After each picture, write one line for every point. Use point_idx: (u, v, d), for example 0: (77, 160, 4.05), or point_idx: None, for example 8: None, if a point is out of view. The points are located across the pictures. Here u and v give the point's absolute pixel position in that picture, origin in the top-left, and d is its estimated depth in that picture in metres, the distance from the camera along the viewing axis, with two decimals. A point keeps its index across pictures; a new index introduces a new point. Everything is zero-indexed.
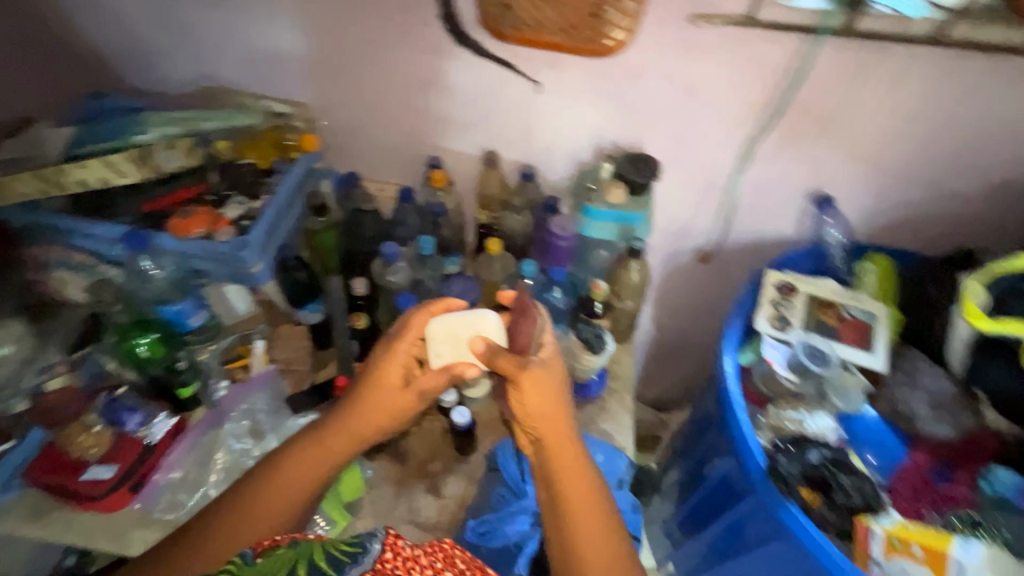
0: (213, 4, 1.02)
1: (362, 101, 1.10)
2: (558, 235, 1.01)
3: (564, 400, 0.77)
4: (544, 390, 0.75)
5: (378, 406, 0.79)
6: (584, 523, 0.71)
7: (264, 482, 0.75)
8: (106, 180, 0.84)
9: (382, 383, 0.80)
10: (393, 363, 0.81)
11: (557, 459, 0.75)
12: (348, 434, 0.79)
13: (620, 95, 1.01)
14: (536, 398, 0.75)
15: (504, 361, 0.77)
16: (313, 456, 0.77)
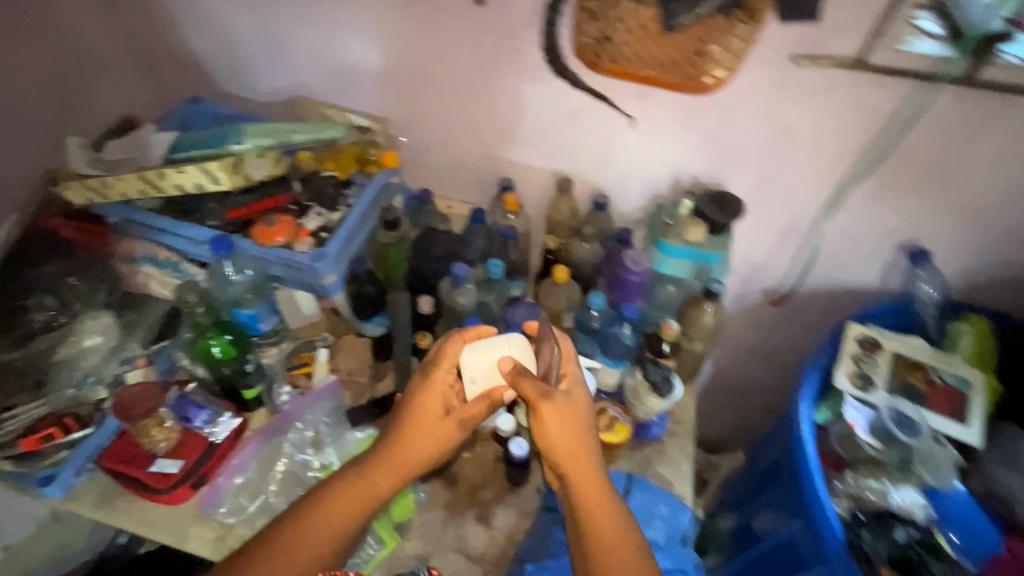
0: (309, 19, 1.05)
1: (441, 119, 1.11)
2: (631, 271, 0.98)
3: (588, 434, 0.76)
4: (568, 419, 0.75)
5: (417, 439, 0.78)
6: (617, 562, 0.68)
7: (305, 513, 0.75)
8: (201, 185, 0.86)
9: (421, 415, 0.79)
10: (430, 393, 0.80)
11: (582, 493, 0.73)
12: (389, 468, 0.77)
13: (707, 131, 0.97)
14: (561, 427, 0.75)
15: (528, 387, 0.77)
16: (353, 492, 0.76)
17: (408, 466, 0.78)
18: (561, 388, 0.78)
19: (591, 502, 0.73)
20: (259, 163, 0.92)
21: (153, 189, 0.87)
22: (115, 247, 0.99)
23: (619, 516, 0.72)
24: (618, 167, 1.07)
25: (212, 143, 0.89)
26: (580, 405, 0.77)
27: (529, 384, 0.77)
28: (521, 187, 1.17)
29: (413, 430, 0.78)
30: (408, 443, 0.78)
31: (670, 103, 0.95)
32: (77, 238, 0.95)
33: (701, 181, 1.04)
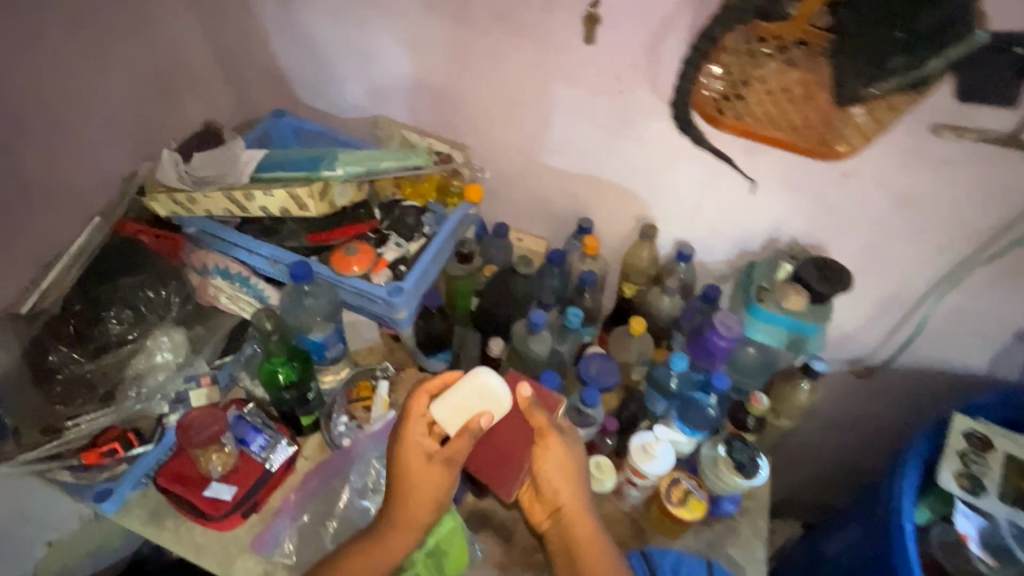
0: (401, 41, 1.02)
1: (525, 153, 1.07)
2: (721, 334, 0.91)
3: (580, 472, 0.80)
4: (567, 456, 0.79)
5: (423, 494, 0.76)
6: None
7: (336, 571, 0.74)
8: (288, 210, 0.83)
9: (416, 471, 0.75)
10: (419, 447, 0.76)
11: (574, 526, 0.79)
12: (404, 525, 0.76)
13: (817, 192, 0.90)
14: (557, 464, 0.78)
15: (535, 417, 0.77)
16: (371, 552, 0.75)
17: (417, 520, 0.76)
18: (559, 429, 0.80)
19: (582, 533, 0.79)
20: (345, 189, 0.88)
21: (239, 208, 0.85)
22: (190, 256, 0.97)
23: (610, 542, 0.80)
24: (709, 219, 1.01)
25: (302, 165, 0.86)
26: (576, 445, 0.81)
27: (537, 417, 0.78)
28: (600, 227, 1.11)
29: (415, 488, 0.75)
30: (412, 499, 0.76)
31: (780, 160, 0.88)
32: (156, 245, 0.95)
33: (800, 241, 0.97)
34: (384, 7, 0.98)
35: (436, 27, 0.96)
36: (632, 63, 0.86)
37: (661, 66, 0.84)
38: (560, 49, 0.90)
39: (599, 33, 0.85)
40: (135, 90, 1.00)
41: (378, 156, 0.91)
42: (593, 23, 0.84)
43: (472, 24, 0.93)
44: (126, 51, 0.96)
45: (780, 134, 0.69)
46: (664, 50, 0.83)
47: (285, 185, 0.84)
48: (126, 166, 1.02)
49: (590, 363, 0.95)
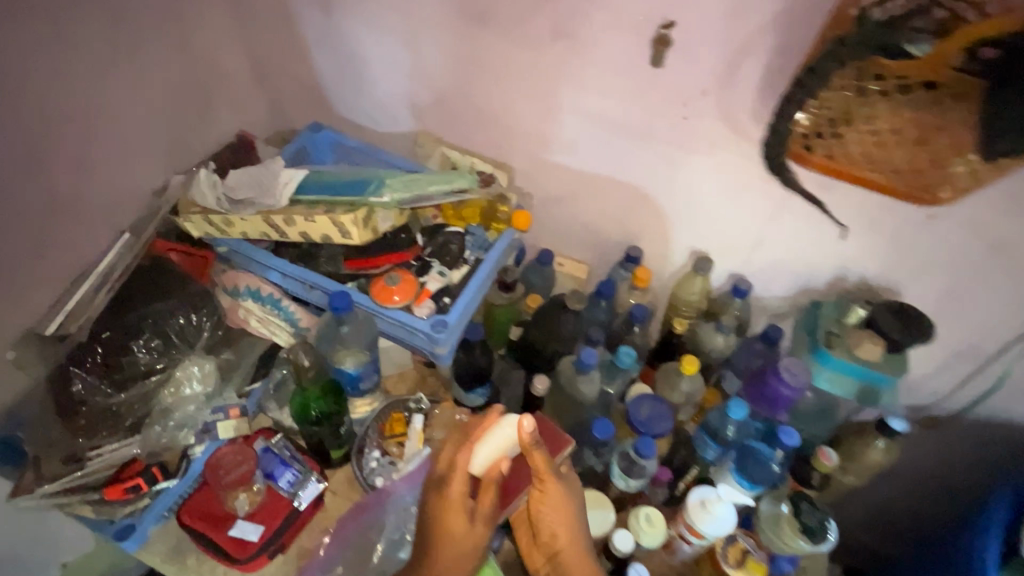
0: (446, 57, 0.96)
1: (572, 176, 1.01)
2: (785, 381, 0.84)
3: (581, 514, 0.73)
4: (567, 498, 0.71)
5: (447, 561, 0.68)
6: None
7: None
8: (329, 238, 0.79)
9: (446, 537, 0.68)
10: (458, 511, 0.68)
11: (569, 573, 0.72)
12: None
13: (894, 233, 0.83)
14: (554, 507, 0.72)
15: (537, 458, 0.69)
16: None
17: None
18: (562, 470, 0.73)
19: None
20: (389, 214, 0.83)
21: (277, 233, 0.81)
22: (220, 277, 0.94)
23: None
24: (770, 253, 0.95)
25: (345, 189, 0.81)
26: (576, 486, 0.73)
27: (537, 457, 0.70)
28: (649, 255, 1.05)
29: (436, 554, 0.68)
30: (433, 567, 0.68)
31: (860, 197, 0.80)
32: (185, 267, 0.92)
33: (870, 282, 0.90)
34: (433, 20, 0.92)
35: (488, 44, 0.90)
36: (703, 88, 0.80)
37: (732, 93, 0.78)
38: (623, 72, 0.83)
39: (669, 57, 0.79)
40: (170, 100, 0.95)
41: (425, 182, 0.86)
42: (664, 45, 0.77)
43: (527, 41, 0.87)
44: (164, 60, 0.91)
45: (885, 178, 0.61)
46: (741, 77, 0.76)
47: (326, 211, 0.78)
48: (158, 178, 0.97)
49: (642, 405, 0.88)
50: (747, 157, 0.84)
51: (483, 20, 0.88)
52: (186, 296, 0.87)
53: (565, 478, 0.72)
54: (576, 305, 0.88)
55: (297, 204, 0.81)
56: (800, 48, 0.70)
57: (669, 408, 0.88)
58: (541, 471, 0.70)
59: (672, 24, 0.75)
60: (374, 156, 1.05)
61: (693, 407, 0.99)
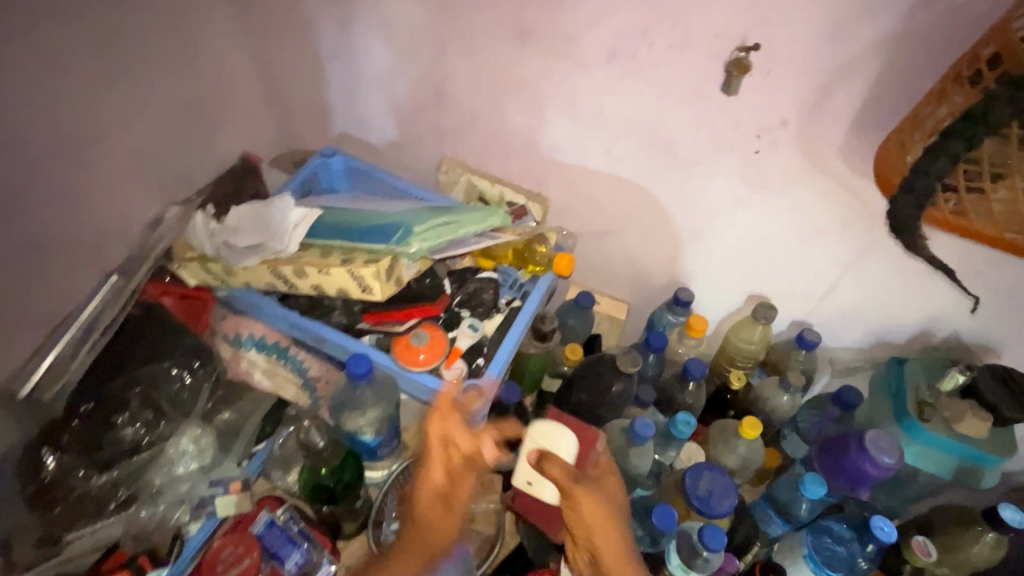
0: (481, 76, 0.85)
1: (617, 209, 0.89)
2: (875, 461, 0.72)
3: (621, 520, 0.63)
4: (602, 504, 0.62)
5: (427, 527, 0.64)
6: None
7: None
8: (348, 291, 0.68)
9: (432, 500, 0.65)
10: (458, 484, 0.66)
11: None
12: (409, 560, 0.62)
13: (1000, 287, 0.72)
14: (598, 519, 0.62)
15: (553, 471, 0.63)
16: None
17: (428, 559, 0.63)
18: (591, 474, 0.65)
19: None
20: (414, 262, 0.72)
21: (287, 285, 0.71)
22: (218, 323, 0.84)
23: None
24: (843, 302, 0.83)
25: (365, 235, 0.71)
26: (611, 488, 0.65)
27: (555, 465, 0.63)
28: (699, 297, 0.94)
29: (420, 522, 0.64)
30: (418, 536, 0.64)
31: (965, 249, 0.69)
32: (178, 313, 0.80)
33: (962, 338, 0.80)
34: (467, 35, 0.81)
35: (530, 63, 0.79)
36: (784, 119, 0.68)
37: (821, 126, 0.67)
38: (688, 99, 0.72)
39: (745, 84, 0.67)
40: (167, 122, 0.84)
41: (454, 225, 0.76)
42: (740, 70, 0.66)
43: (577, 61, 0.76)
44: (165, 80, 0.80)
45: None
46: (831, 107, 0.65)
47: (342, 261, 0.67)
48: None
49: (701, 478, 0.76)
50: (830, 197, 0.73)
51: (525, 36, 0.77)
52: (180, 353, 0.73)
53: (592, 479, 0.64)
54: (630, 368, 0.77)
55: (310, 250, 0.71)
56: (912, 77, 0.60)
57: (731, 481, 0.77)
58: (562, 482, 0.63)
59: (752, 46, 0.64)
60: (393, 184, 0.94)
61: (751, 472, 0.88)
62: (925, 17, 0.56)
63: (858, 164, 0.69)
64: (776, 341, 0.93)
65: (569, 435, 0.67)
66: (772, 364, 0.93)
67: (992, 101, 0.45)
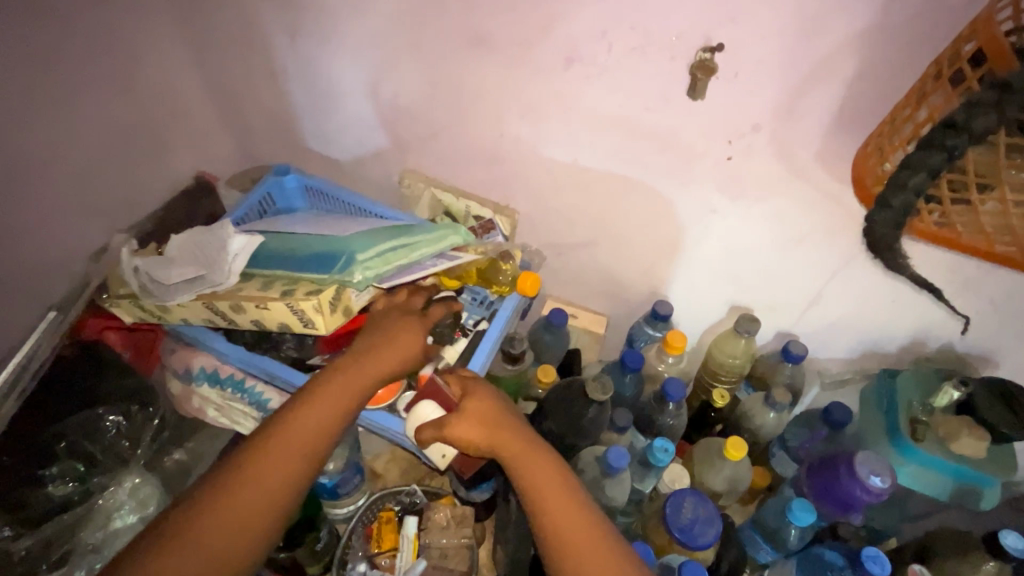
0: (435, 86, 0.79)
1: (589, 219, 0.84)
2: (865, 486, 0.66)
3: (510, 424, 0.60)
4: (482, 416, 0.60)
5: (312, 424, 0.55)
6: (576, 540, 0.51)
7: (187, 531, 0.49)
8: (290, 326, 0.64)
9: (323, 400, 0.57)
10: (358, 384, 0.60)
11: (526, 481, 0.55)
12: (286, 453, 0.54)
13: (996, 295, 0.68)
14: (484, 426, 0.59)
15: (426, 429, 0.61)
16: (240, 506, 0.51)
17: (309, 457, 0.55)
18: (465, 400, 0.62)
19: (546, 487, 0.54)
20: (365, 290, 0.68)
21: (224, 319, 0.67)
22: (170, 358, 0.78)
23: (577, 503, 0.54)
24: (830, 312, 0.78)
25: (308, 264, 0.67)
26: (490, 407, 0.61)
27: (426, 426, 0.61)
28: (680, 310, 0.89)
29: (301, 417, 0.55)
30: (299, 430, 0.55)
31: (955, 259, 0.65)
32: (134, 361, 0.77)
33: (956, 348, 0.75)
34: (418, 44, 0.75)
35: (486, 72, 0.73)
36: (757, 123, 0.63)
37: (797, 129, 0.62)
38: (655, 104, 0.66)
39: (711, 87, 0.62)
40: (105, 148, 0.79)
41: (406, 249, 0.71)
42: (706, 73, 0.61)
43: (535, 68, 0.70)
44: (98, 103, 0.76)
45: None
46: (806, 110, 0.60)
47: (281, 293, 0.63)
48: (96, 238, 0.82)
49: (682, 506, 0.71)
50: (809, 205, 0.68)
51: (479, 43, 0.71)
52: (118, 397, 0.69)
53: (469, 401, 0.62)
54: (601, 396, 0.72)
55: (252, 281, 0.67)
56: (891, 76, 0.55)
57: (715, 508, 0.71)
58: (439, 423, 0.61)
59: (716, 47, 0.59)
60: (351, 201, 0.88)
61: (737, 493, 0.83)
62: (901, 11, 0.51)
63: (839, 169, 0.64)
64: (762, 352, 0.89)
65: (427, 404, 0.69)
66: (758, 377, 0.88)
67: (971, 105, 0.40)
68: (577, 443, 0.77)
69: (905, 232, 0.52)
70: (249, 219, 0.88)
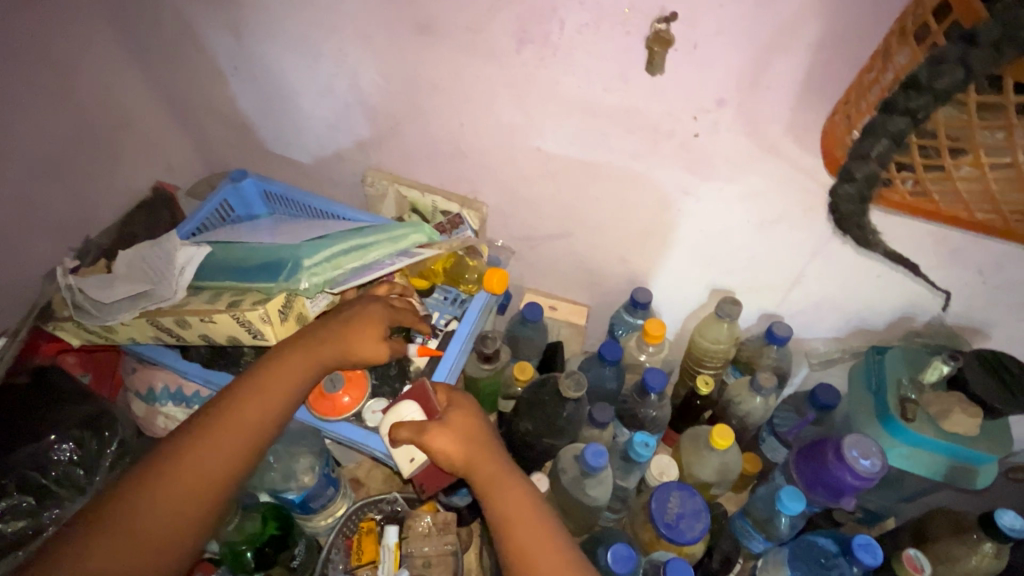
0: (387, 78, 0.75)
1: (558, 209, 0.80)
2: (856, 470, 0.63)
3: (484, 435, 0.60)
4: (459, 424, 0.61)
5: (250, 418, 0.54)
6: (523, 544, 0.52)
7: (115, 528, 0.46)
8: (241, 338, 0.63)
9: (264, 391, 0.56)
10: (302, 377, 0.58)
11: (487, 494, 0.56)
12: (221, 448, 0.52)
13: (983, 265, 0.64)
14: (460, 432, 0.60)
15: (401, 430, 0.60)
16: (170, 500, 0.49)
17: (246, 451, 0.53)
18: (445, 414, 0.62)
19: (508, 498, 0.55)
20: (319, 296, 0.68)
21: (173, 335, 0.67)
22: (130, 378, 0.77)
23: (536, 503, 0.55)
24: (813, 291, 0.75)
25: (259, 275, 0.66)
26: (467, 419, 0.62)
27: (403, 427, 0.60)
28: (659, 297, 0.86)
29: (240, 410, 0.54)
30: (237, 424, 0.53)
31: (938, 230, 0.61)
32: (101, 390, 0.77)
33: (946, 321, 0.72)
34: (364, 35, 0.71)
35: (438, 60, 0.69)
36: (721, 97, 0.60)
37: (763, 102, 0.59)
38: (614, 84, 0.63)
39: (670, 61, 0.59)
40: (50, 166, 0.75)
41: (361, 250, 0.69)
42: (662, 46, 0.57)
43: (488, 52, 0.66)
44: (37, 119, 0.71)
45: (1014, 221, 0.44)
46: (772, 80, 0.57)
47: (228, 305, 0.62)
48: (49, 259, 0.79)
49: (669, 500, 0.67)
50: (783, 181, 0.65)
51: (428, 30, 0.67)
52: (70, 425, 0.66)
53: (453, 410, 0.62)
54: (574, 393, 0.70)
55: (200, 294, 0.67)
56: (857, 39, 0.51)
57: (703, 502, 0.68)
58: (419, 427, 0.60)
59: (671, 17, 0.55)
60: (311, 204, 0.85)
61: (728, 482, 0.80)
62: None
63: (810, 142, 0.60)
64: (746, 336, 0.86)
65: (409, 404, 0.66)
66: (744, 362, 0.85)
67: (935, 63, 0.36)
68: (557, 442, 0.75)
69: (874, 202, 0.49)
70: (207, 228, 0.85)
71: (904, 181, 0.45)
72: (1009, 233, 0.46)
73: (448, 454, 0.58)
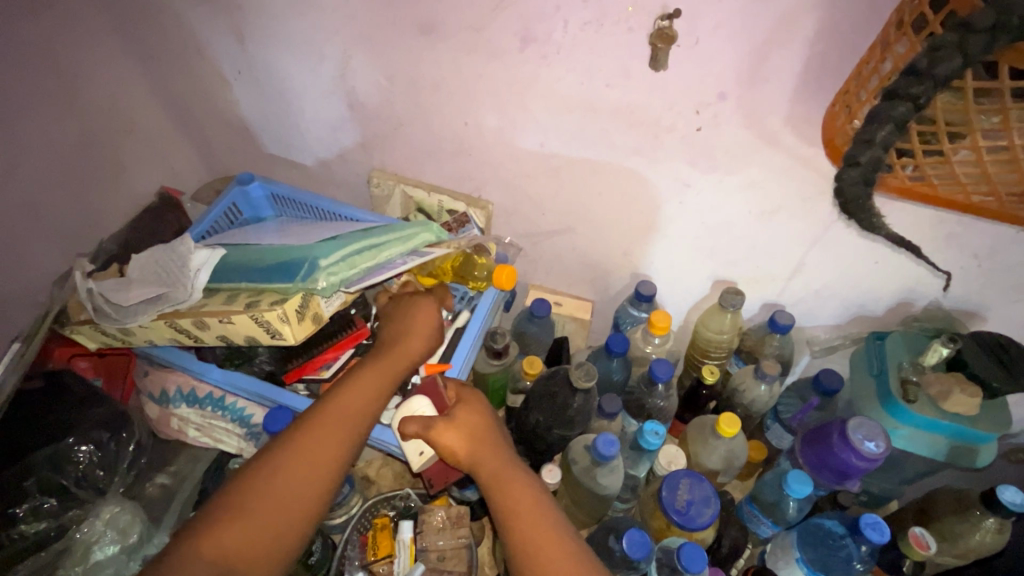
0: (390, 79, 0.76)
1: (562, 206, 0.82)
2: (860, 452, 0.65)
3: (501, 444, 0.62)
4: (475, 424, 0.63)
5: (347, 411, 0.57)
6: (538, 542, 0.52)
7: (233, 511, 0.49)
8: (260, 337, 0.64)
9: (355, 386, 0.60)
10: (390, 377, 0.63)
11: (500, 495, 0.56)
12: (322, 434, 0.55)
13: (978, 250, 0.66)
14: (467, 432, 0.62)
15: (411, 426, 0.62)
16: (282, 486, 0.51)
17: (346, 442, 0.56)
18: (455, 413, 0.63)
19: (519, 498, 0.56)
20: (333, 296, 0.68)
21: (189, 337, 0.68)
22: (140, 380, 0.77)
23: (543, 503, 0.56)
24: (813, 280, 0.77)
25: (274, 274, 0.67)
26: (482, 423, 0.63)
27: (411, 421, 0.62)
28: (662, 289, 0.88)
29: (318, 423, 0.55)
30: (338, 417, 0.57)
31: (933, 214, 0.63)
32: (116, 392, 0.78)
33: (944, 305, 0.74)
34: (367, 36, 0.72)
35: (441, 61, 0.71)
36: (722, 91, 0.61)
37: (762, 94, 0.60)
38: (616, 80, 0.64)
39: (673, 56, 0.60)
40: (56, 174, 0.75)
41: (373, 250, 0.70)
42: (665, 42, 0.59)
43: (491, 52, 0.67)
44: (44, 128, 0.72)
45: (1010, 203, 0.46)
46: (770, 73, 0.58)
47: (246, 305, 0.63)
48: (58, 265, 0.79)
49: (679, 487, 0.68)
50: (781, 172, 0.66)
51: (431, 31, 0.68)
52: (89, 428, 0.68)
53: (469, 405, 0.65)
54: (585, 382, 0.71)
55: (216, 296, 0.68)
56: (854, 31, 0.53)
57: (712, 488, 0.69)
58: (429, 423, 0.62)
59: (673, 13, 0.57)
60: (317, 205, 0.86)
61: (735, 470, 0.81)
62: None
63: (808, 133, 0.62)
64: (748, 326, 0.87)
65: (418, 399, 0.66)
66: (747, 351, 0.87)
67: (934, 51, 0.38)
68: (569, 433, 0.76)
69: (876, 188, 0.51)
70: (216, 230, 0.85)
71: (903, 167, 0.47)
72: (1004, 214, 0.48)
73: (464, 457, 0.60)
